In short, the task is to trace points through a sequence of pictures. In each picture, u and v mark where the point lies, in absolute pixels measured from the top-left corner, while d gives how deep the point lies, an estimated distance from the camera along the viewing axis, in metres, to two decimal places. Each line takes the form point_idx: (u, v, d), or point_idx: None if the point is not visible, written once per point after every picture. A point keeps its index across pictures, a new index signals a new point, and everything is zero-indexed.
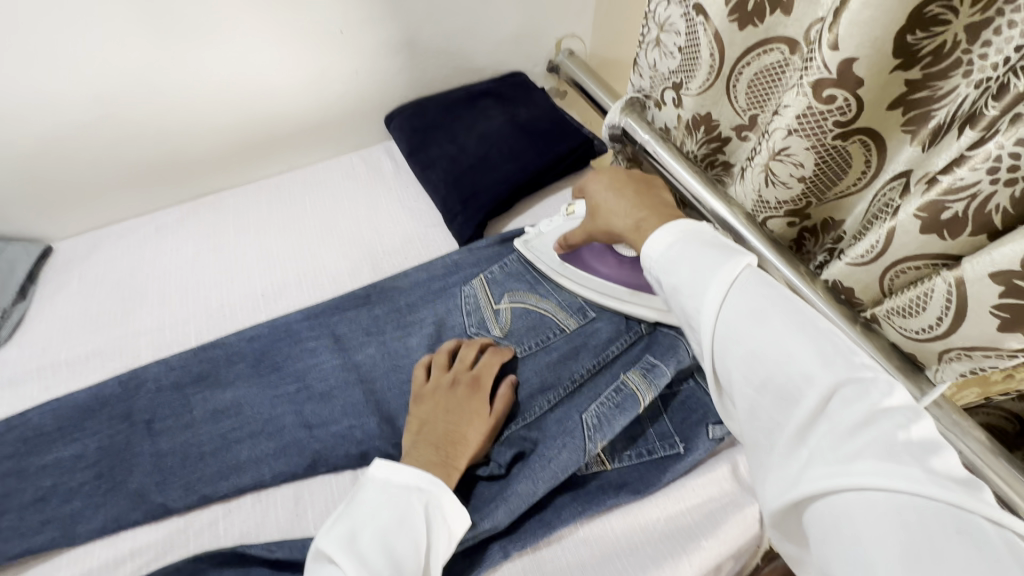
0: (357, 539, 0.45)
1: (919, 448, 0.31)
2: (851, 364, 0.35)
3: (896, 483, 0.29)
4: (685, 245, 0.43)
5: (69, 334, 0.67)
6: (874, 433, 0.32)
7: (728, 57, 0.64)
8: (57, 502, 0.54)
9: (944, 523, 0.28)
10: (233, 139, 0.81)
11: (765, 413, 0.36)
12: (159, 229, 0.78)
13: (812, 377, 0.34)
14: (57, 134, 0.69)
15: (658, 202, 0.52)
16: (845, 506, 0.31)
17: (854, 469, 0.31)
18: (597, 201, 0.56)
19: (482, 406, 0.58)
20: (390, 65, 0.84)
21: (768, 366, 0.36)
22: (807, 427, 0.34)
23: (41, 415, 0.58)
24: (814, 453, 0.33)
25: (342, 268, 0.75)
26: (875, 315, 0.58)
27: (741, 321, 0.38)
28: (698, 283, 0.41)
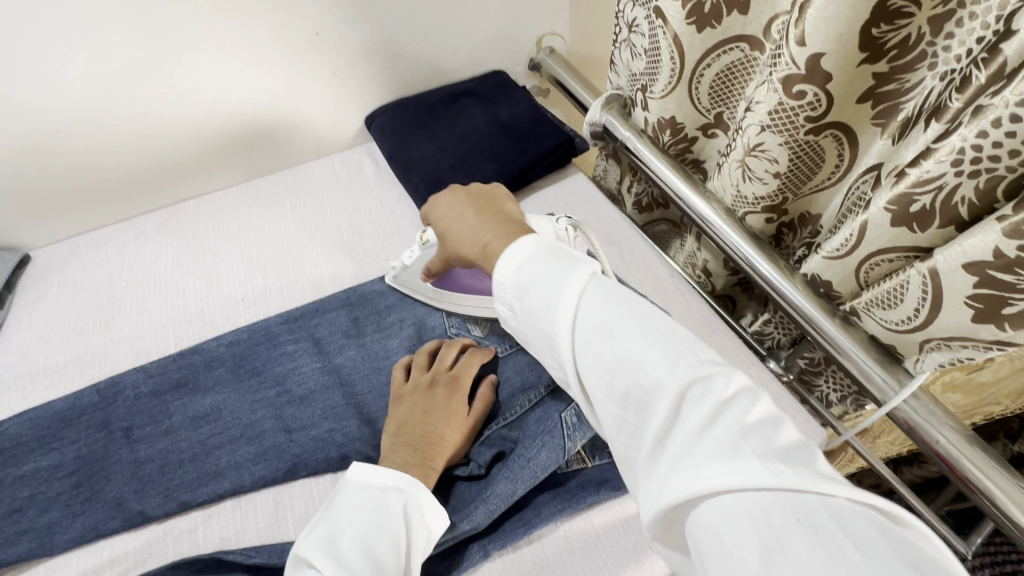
0: (335, 542, 0.44)
1: (762, 438, 0.29)
2: (694, 362, 0.32)
3: (761, 479, 0.27)
4: (534, 263, 0.39)
5: (48, 343, 0.67)
6: (721, 433, 0.29)
7: (688, 60, 0.64)
8: (34, 512, 0.54)
9: (784, 512, 0.26)
10: (211, 143, 0.80)
11: (627, 427, 0.32)
12: (139, 236, 0.78)
13: (659, 381, 0.31)
14: (32, 142, 0.68)
15: (501, 218, 0.47)
16: (712, 512, 0.27)
17: (705, 472, 0.28)
18: (445, 229, 0.51)
19: (462, 406, 0.58)
20: (369, 66, 0.84)
21: (624, 377, 0.32)
22: (661, 435, 0.30)
23: (18, 425, 0.58)
24: (674, 461, 0.29)
25: (323, 270, 0.75)
26: (854, 308, 0.59)
27: (590, 331, 0.35)
28: (549, 304, 0.36)
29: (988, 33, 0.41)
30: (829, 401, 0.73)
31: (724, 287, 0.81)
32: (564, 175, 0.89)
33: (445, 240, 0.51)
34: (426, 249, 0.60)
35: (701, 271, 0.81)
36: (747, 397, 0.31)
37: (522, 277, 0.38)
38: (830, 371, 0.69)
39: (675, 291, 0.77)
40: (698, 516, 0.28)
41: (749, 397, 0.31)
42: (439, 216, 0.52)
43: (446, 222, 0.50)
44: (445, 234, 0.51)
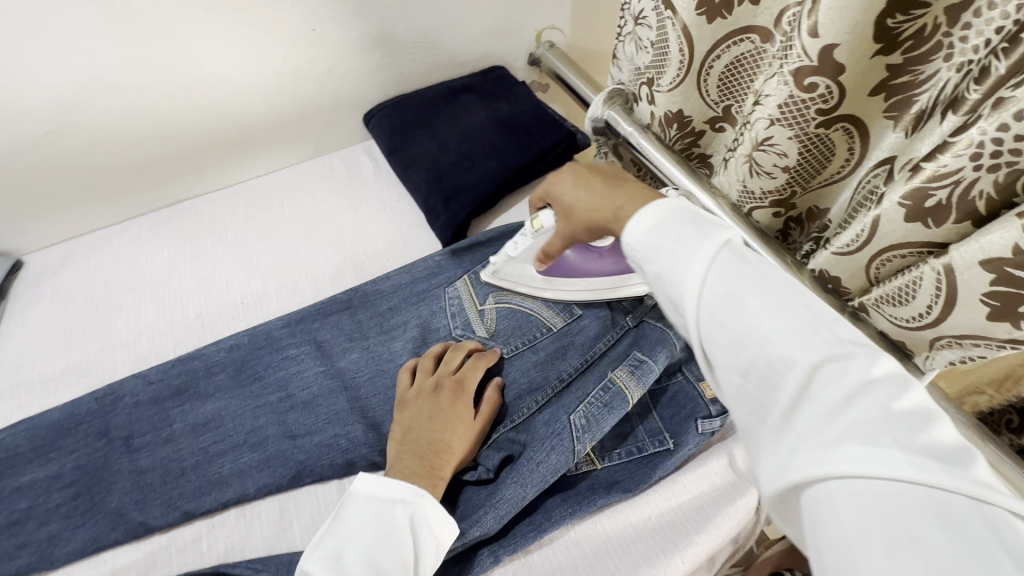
0: (342, 561, 0.44)
1: (907, 428, 0.27)
2: (830, 341, 0.30)
3: (902, 470, 0.25)
4: (662, 226, 0.37)
5: (43, 350, 0.65)
6: (861, 415, 0.27)
7: (698, 51, 0.63)
8: (34, 525, 0.53)
9: (922, 508, 0.24)
10: (205, 143, 0.78)
11: (749, 400, 0.31)
12: (133, 239, 0.76)
13: (789, 356, 0.30)
14: (18, 144, 0.66)
15: (634, 184, 0.45)
16: (839, 493, 0.26)
17: (833, 454, 0.26)
18: (565, 201, 0.50)
19: (467, 411, 0.57)
20: (366, 62, 0.82)
21: (748, 351, 0.31)
22: (786, 413, 0.29)
23: (14, 436, 0.57)
24: (798, 438, 0.28)
25: (323, 272, 0.74)
26: (863, 303, 0.59)
27: (716, 301, 0.33)
28: (677, 265, 0.35)
29: (1006, 23, 0.40)
30: None
31: None
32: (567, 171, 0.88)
33: (564, 207, 0.50)
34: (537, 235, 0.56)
35: None
36: (894, 385, 0.28)
37: (654, 235, 0.37)
38: None
39: None
40: (813, 494, 0.27)
41: (896, 384, 0.28)
42: (562, 183, 0.51)
43: (569, 192, 0.49)
44: (565, 201, 0.50)
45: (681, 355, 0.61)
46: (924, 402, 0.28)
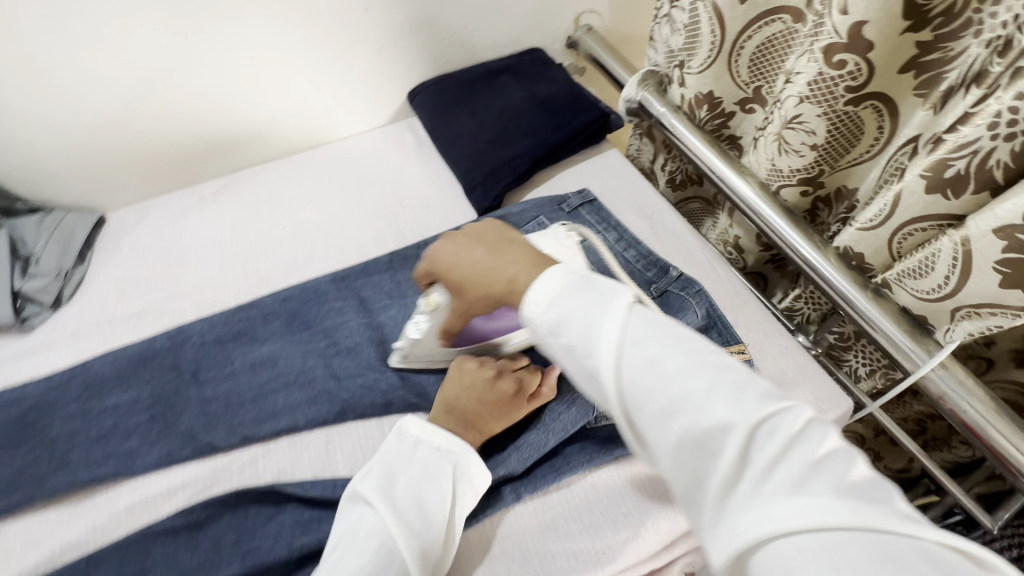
0: (391, 489, 0.50)
1: (836, 471, 0.30)
2: (755, 400, 0.33)
3: (840, 521, 0.28)
4: (566, 296, 0.39)
5: (123, 294, 0.73)
6: (792, 468, 0.30)
7: (728, 32, 0.66)
8: (118, 439, 0.60)
9: (866, 556, 0.27)
10: (266, 116, 0.85)
11: (686, 467, 0.34)
12: (200, 200, 0.84)
13: (727, 422, 0.32)
14: (106, 110, 0.74)
15: (520, 248, 0.46)
16: (789, 556, 0.28)
17: (774, 513, 0.29)
18: (454, 273, 0.49)
19: (512, 408, 0.58)
20: (412, 43, 0.87)
21: (680, 423, 0.33)
22: (728, 478, 0.31)
23: (103, 364, 0.64)
24: (739, 500, 0.31)
25: (368, 236, 0.80)
26: (886, 280, 0.61)
27: (640, 368, 0.35)
28: (589, 341, 0.36)
29: None
30: (858, 375, 0.77)
31: (755, 264, 0.85)
32: (599, 150, 0.91)
33: (456, 279, 0.49)
34: (433, 312, 0.57)
35: (732, 247, 0.86)
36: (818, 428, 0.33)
37: (554, 308, 0.38)
38: (860, 344, 0.74)
39: (705, 260, 0.77)
40: (767, 558, 0.29)
41: (816, 428, 0.32)
42: (446, 255, 0.50)
43: (452, 262, 0.49)
44: (456, 271, 0.49)
45: (702, 324, 0.66)
46: (844, 443, 0.32)
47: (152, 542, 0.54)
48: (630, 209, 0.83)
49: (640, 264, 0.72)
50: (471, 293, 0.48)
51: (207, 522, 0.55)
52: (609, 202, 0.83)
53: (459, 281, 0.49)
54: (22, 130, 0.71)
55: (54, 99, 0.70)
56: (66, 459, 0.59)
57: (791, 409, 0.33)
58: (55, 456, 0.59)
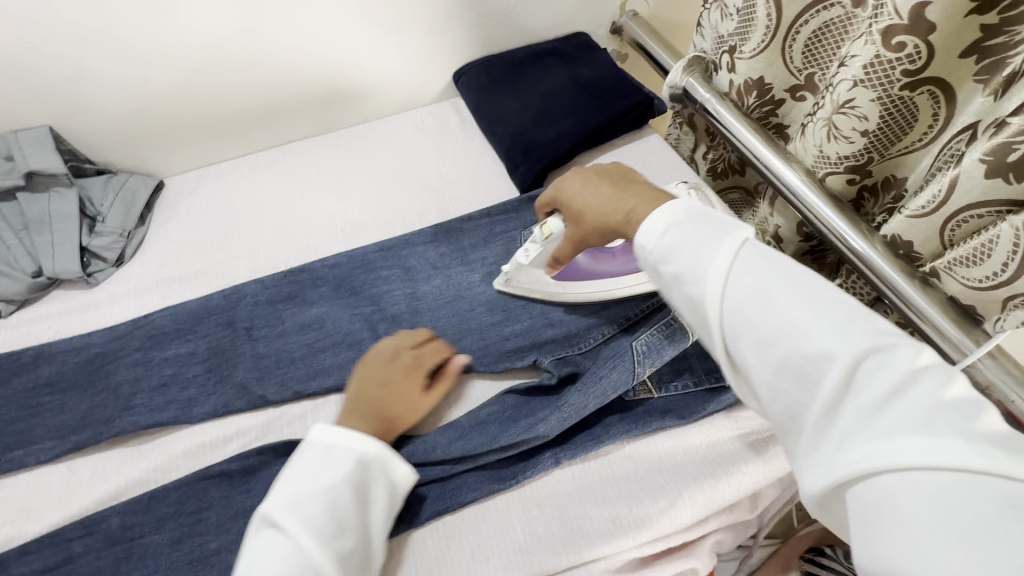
0: (300, 500, 0.46)
1: (959, 418, 0.30)
2: (867, 336, 0.33)
3: (964, 463, 0.28)
4: (679, 228, 0.42)
5: (181, 254, 0.76)
6: (909, 407, 0.31)
7: (786, 15, 0.66)
8: (177, 388, 0.63)
9: (991, 498, 0.27)
10: (317, 90, 0.87)
11: (783, 396, 0.35)
12: (253, 169, 0.87)
13: (833, 352, 0.33)
14: (171, 79, 0.77)
15: (637, 188, 0.50)
16: (901, 488, 0.29)
17: (889, 447, 0.30)
18: (576, 203, 0.54)
19: (414, 388, 0.59)
20: (461, 23, 0.89)
21: (780, 350, 0.35)
22: (833, 409, 0.33)
23: (164, 318, 0.68)
24: (847, 434, 0.32)
25: (412, 209, 0.82)
26: (935, 269, 0.61)
27: (746, 296, 0.37)
28: (697, 265, 0.39)
29: None
30: None
31: (794, 255, 0.84)
32: (640, 135, 0.91)
33: (578, 211, 0.54)
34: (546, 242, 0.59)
35: (771, 237, 0.85)
36: (939, 375, 0.33)
37: (669, 238, 0.42)
38: (901, 336, 0.74)
39: None
40: (874, 487, 0.30)
41: (936, 373, 0.32)
42: (573, 188, 0.54)
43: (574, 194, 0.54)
44: (579, 204, 0.53)
45: None
46: (970, 394, 0.32)
47: (210, 483, 0.57)
48: None
49: None
50: (587, 223, 0.53)
51: (259, 468, 0.58)
52: None
53: (579, 213, 0.53)
54: (94, 92, 0.74)
55: (126, 65, 0.74)
56: (130, 403, 0.62)
57: (905, 352, 0.33)
58: (120, 400, 0.62)
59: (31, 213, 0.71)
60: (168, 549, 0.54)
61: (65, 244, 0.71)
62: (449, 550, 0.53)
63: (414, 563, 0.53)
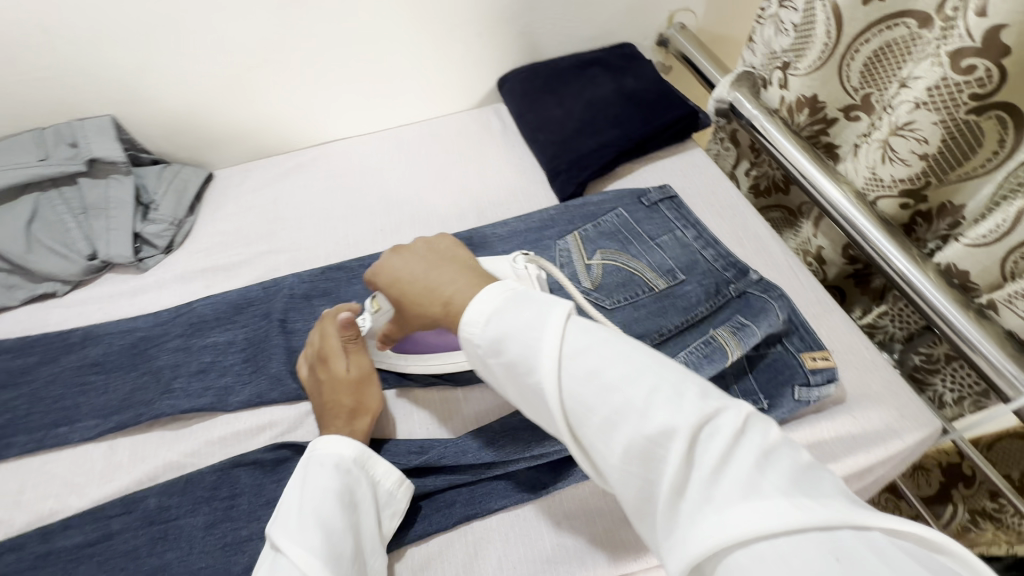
0: (288, 517, 0.46)
1: (782, 470, 0.31)
2: (696, 401, 0.34)
3: (792, 520, 0.29)
4: (502, 316, 0.39)
5: (228, 245, 0.79)
6: (738, 471, 0.31)
7: (847, 33, 0.64)
8: (214, 375, 0.64)
9: (819, 550, 0.28)
10: (363, 92, 0.89)
11: (633, 483, 0.34)
12: (298, 165, 0.89)
13: (671, 427, 0.32)
14: (228, 75, 0.80)
15: (458, 266, 0.46)
16: (750, 560, 0.29)
17: (730, 519, 0.30)
18: (393, 287, 0.48)
19: (342, 367, 0.57)
20: (509, 30, 0.89)
21: (622, 434, 0.34)
22: (677, 488, 0.32)
23: (206, 307, 0.69)
24: (693, 507, 0.31)
25: (451, 212, 0.82)
26: (993, 300, 0.60)
27: (579, 382, 0.36)
28: (527, 360, 0.37)
29: None
30: (942, 402, 0.74)
31: (837, 278, 0.81)
32: (683, 148, 0.90)
33: (398, 297, 0.48)
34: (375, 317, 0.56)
35: (813, 258, 0.82)
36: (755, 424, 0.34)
37: (494, 327, 0.39)
38: (949, 369, 0.71)
39: (788, 268, 0.75)
40: (726, 567, 0.30)
41: (756, 427, 0.33)
42: (393, 271, 0.48)
43: (396, 274, 0.48)
44: (398, 290, 0.48)
45: (783, 328, 0.63)
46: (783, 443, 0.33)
47: (243, 471, 0.58)
48: (710, 209, 0.82)
49: (719, 263, 0.70)
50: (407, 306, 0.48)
51: (293, 460, 0.59)
52: (691, 201, 0.83)
53: (399, 295, 0.48)
54: (156, 85, 0.77)
55: (187, 60, 0.76)
56: (170, 386, 0.63)
57: (726, 410, 0.33)
58: (160, 383, 0.64)
59: (90, 198, 0.74)
60: (202, 532, 0.55)
61: (119, 230, 0.74)
62: (478, 557, 0.53)
63: (444, 567, 0.53)
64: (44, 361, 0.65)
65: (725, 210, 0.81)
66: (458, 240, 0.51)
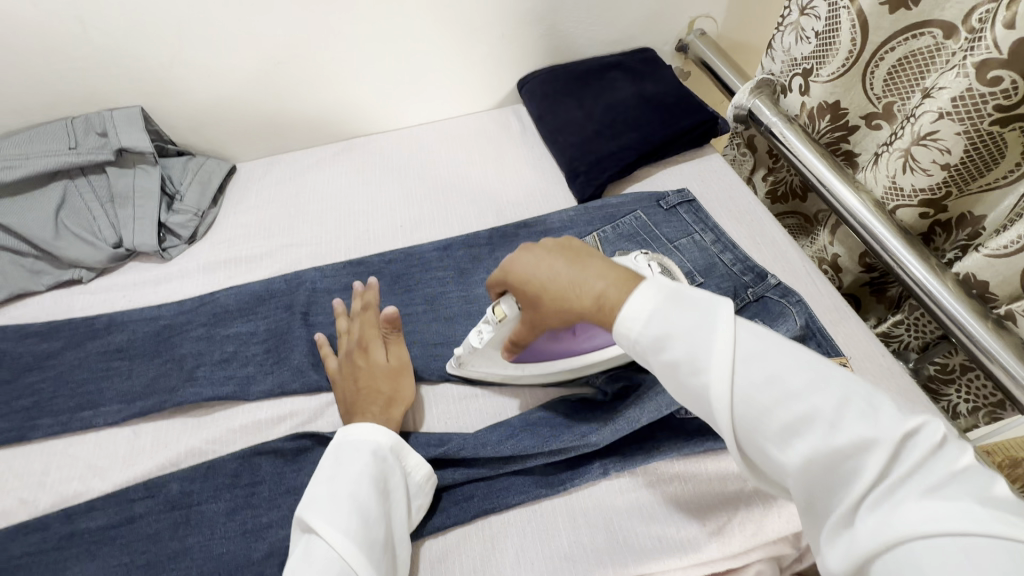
0: (323, 500, 0.47)
1: (975, 489, 0.30)
2: (889, 413, 0.33)
3: (984, 528, 0.28)
4: (666, 316, 0.38)
5: (250, 237, 0.80)
6: (925, 478, 0.31)
7: (871, 42, 0.65)
8: (237, 364, 0.65)
9: (1006, 560, 0.27)
10: (386, 90, 0.90)
11: (810, 482, 0.34)
12: (319, 161, 0.90)
13: (859, 434, 0.32)
14: (255, 70, 0.81)
15: (601, 261, 0.45)
16: (928, 558, 0.29)
17: (908, 517, 0.30)
18: (536, 287, 0.45)
19: (381, 358, 0.60)
20: (531, 32, 0.90)
21: (806, 439, 0.33)
22: (860, 489, 0.32)
23: (229, 297, 0.70)
24: (870, 504, 0.31)
25: (470, 210, 0.83)
26: (1012, 311, 0.60)
27: (763, 388, 0.35)
28: (695, 359, 0.37)
29: None
30: (956, 412, 0.75)
31: (852, 286, 0.82)
32: (701, 154, 0.90)
33: (542, 295, 0.45)
34: (499, 325, 0.51)
35: (829, 265, 0.82)
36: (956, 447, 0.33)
37: (657, 326, 0.38)
38: (964, 379, 0.71)
39: (804, 274, 0.75)
40: (895, 560, 0.30)
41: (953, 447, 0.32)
42: (534, 269, 0.46)
43: (530, 273, 0.46)
44: (543, 287, 0.45)
45: (801, 333, 0.64)
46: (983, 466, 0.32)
47: (263, 459, 0.58)
48: (728, 214, 0.82)
49: (738, 267, 0.70)
50: (550, 307, 0.45)
51: (313, 450, 0.59)
52: (709, 206, 0.83)
53: (539, 294, 0.45)
54: (184, 77, 0.78)
55: (215, 54, 0.77)
56: (193, 374, 0.64)
57: (921, 429, 0.33)
58: (184, 371, 0.65)
59: (117, 187, 0.75)
60: (224, 518, 0.55)
61: (144, 219, 0.75)
62: (494, 550, 0.54)
63: (460, 559, 0.53)
64: (68, 346, 0.66)
65: (743, 216, 0.82)
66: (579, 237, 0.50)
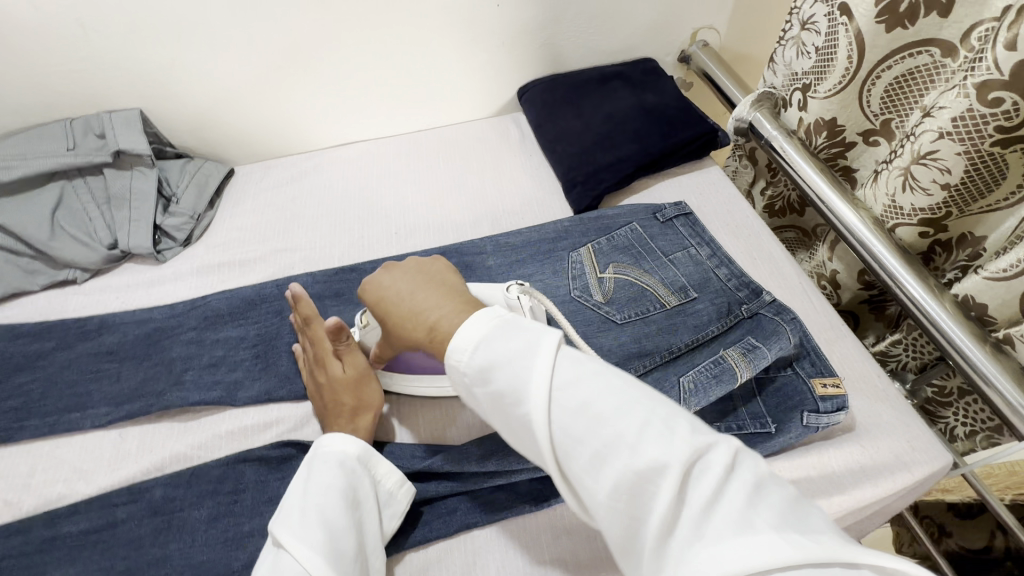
0: (293, 514, 0.47)
1: (774, 508, 0.31)
2: (688, 432, 0.33)
3: (784, 556, 0.29)
4: (490, 342, 0.37)
5: (245, 240, 0.80)
6: (730, 506, 0.31)
7: (868, 60, 0.64)
8: (225, 368, 0.65)
9: None
10: (385, 96, 0.90)
11: (623, 521, 0.33)
12: (317, 165, 0.90)
13: (661, 460, 0.32)
14: (254, 74, 0.81)
15: (448, 290, 0.45)
16: None
17: (724, 556, 0.29)
18: (375, 307, 0.48)
19: (338, 369, 0.58)
20: (532, 41, 0.90)
21: (614, 470, 0.32)
22: (670, 523, 0.31)
23: (221, 301, 0.70)
24: (684, 542, 0.31)
25: (465, 218, 0.83)
26: (1009, 336, 0.59)
27: (574, 416, 0.34)
28: (517, 390, 0.36)
29: None
30: (953, 434, 0.74)
31: (851, 303, 0.81)
32: (700, 166, 0.90)
33: (382, 316, 0.47)
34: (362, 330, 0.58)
35: (827, 282, 0.81)
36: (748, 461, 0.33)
37: (482, 355, 0.37)
38: (962, 402, 0.70)
39: (801, 292, 0.74)
40: None
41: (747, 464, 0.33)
42: (381, 290, 0.47)
43: (381, 292, 0.47)
44: (384, 309, 0.47)
45: (794, 351, 0.63)
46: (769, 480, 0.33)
47: (247, 467, 0.58)
48: (725, 228, 0.81)
49: (732, 283, 0.69)
50: (393, 326, 0.46)
51: (298, 459, 0.59)
52: (706, 219, 0.82)
53: (382, 314, 0.47)
54: (183, 81, 0.79)
55: (215, 58, 0.78)
56: (181, 378, 0.64)
57: (714, 446, 0.33)
58: (172, 375, 0.64)
59: (113, 189, 0.76)
60: (205, 526, 0.55)
61: (140, 220, 0.75)
62: (477, 566, 0.53)
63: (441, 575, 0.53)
64: (59, 346, 0.66)
65: (741, 230, 0.81)
66: (449, 262, 0.50)
